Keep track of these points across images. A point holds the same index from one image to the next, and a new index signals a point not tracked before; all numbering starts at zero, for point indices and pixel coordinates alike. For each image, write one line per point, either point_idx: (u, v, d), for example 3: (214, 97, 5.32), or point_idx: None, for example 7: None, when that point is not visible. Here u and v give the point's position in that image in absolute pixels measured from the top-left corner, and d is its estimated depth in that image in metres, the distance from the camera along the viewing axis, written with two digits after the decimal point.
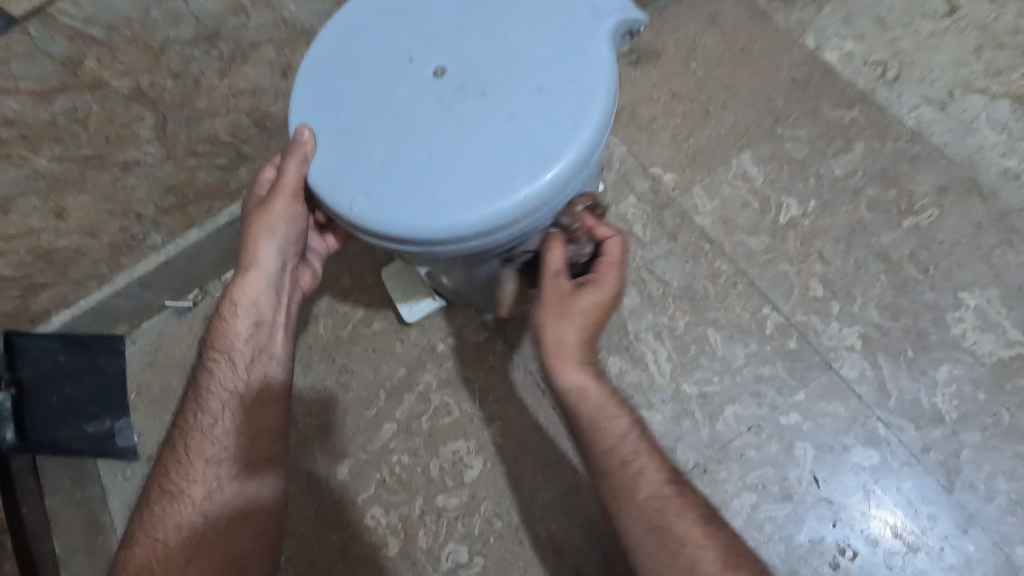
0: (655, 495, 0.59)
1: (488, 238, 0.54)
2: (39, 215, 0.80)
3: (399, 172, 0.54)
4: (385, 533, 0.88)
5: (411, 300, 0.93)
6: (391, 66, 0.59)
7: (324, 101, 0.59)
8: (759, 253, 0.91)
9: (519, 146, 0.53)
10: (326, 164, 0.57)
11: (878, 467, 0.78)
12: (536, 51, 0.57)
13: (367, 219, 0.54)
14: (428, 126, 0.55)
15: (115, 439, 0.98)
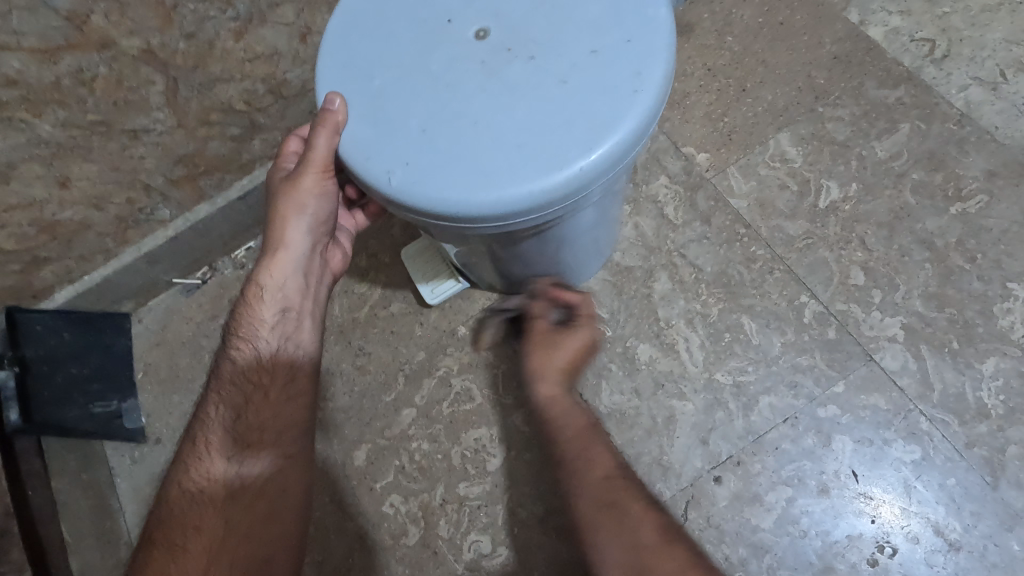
0: (604, 478, 0.57)
1: (539, 213, 0.50)
2: (42, 184, 0.76)
3: (438, 143, 0.50)
4: (404, 522, 0.85)
5: (432, 281, 0.89)
6: (429, 27, 0.54)
7: (356, 64, 0.54)
8: (798, 238, 0.87)
9: (573, 113, 0.49)
10: (358, 133, 0.52)
11: (920, 463, 0.75)
12: (587, 11, 0.52)
13: (407, 193, 0.50)
14: (472, 91, 0.51)
15: (122, 420, 0.95)
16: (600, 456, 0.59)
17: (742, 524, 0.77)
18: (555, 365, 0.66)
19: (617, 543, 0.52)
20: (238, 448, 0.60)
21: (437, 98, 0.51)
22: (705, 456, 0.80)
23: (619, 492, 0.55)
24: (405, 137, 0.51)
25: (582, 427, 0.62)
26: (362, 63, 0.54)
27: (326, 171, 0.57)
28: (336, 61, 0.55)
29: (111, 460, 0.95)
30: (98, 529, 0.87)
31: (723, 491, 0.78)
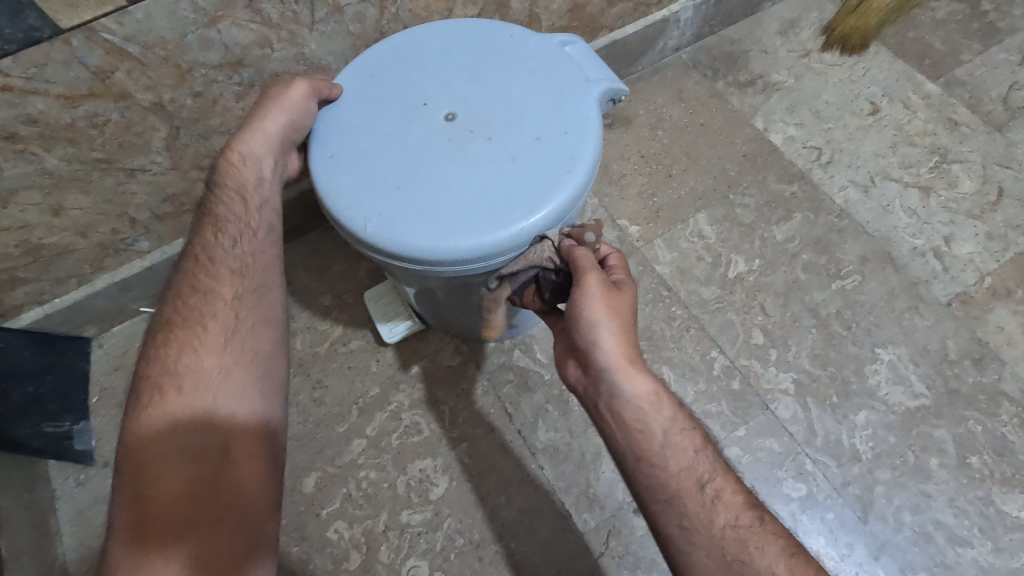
0: (733, 525, 0.54)
1: (485, 261, 0.62)
2: (37, 210, 0.82)
3: (410, 199, 0.62)
4: (346, 547, 0.90)
5: (390, 321, 0.99)
6: (407, 108, 0.67)
7: (345, 131, 0.66)
8: (711, 302, 1.02)
9: (519, 184, 0.62)
10: (341, 185, 0.63)
11: (806, 499, 0.88)
12: (535, 107, 0.66)
13: (379, 237, 0.61)
14: (440, 160, 0.63)
15: (72, 441, 0.97)
16: (691, 482, 0.55)
17: (656, 552, 0.87)
18: (620, 365, 0.57)
19: (718, 554, 0.53)
20: (179, 514, 0.55)
21: (412, 163, 0.63)
22: (626, 489, 0.90)
23: (725, 529, 0.54)
24: (383, 192, 0.62)
25: (669, 452, 0.56)
26: (351, 131, 0.66)
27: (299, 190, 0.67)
28: (329, 128, 0.67)
29: (54, 481, 0.96)
30: (35, 549, 0.87)
31: (641, 521, 0.88)
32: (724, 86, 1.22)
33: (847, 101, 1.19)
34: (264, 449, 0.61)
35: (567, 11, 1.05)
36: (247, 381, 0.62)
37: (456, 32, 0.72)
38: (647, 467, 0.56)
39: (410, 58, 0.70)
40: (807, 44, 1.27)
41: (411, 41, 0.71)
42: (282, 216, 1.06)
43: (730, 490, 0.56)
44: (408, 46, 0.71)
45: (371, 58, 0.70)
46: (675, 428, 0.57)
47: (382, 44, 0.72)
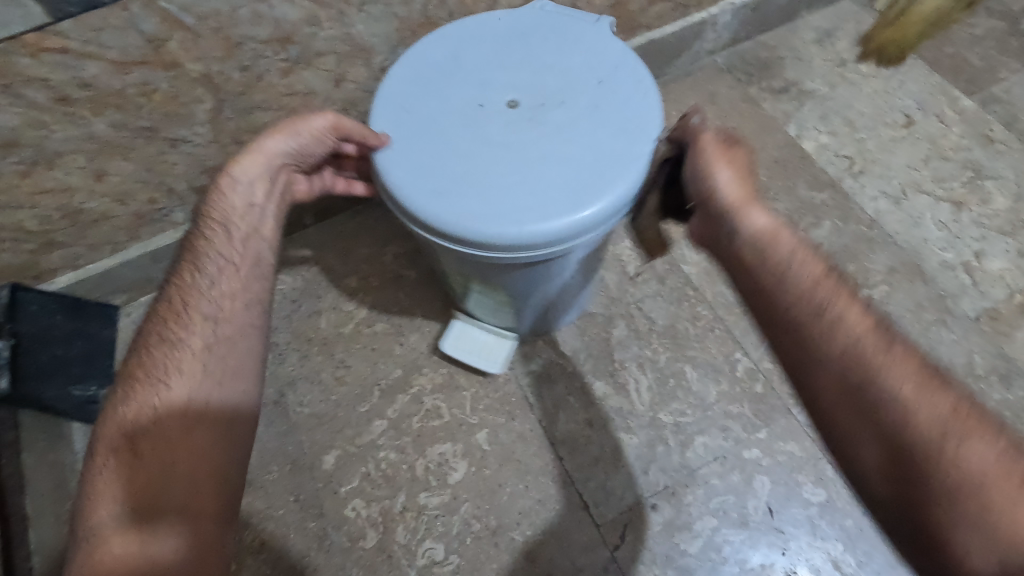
0: (867, 359, 0.47)
1: (563, 245, 0.62)
2: (79, 174, 0.84)
3: (535, 191, 0.61)
4: (363, 525, 0.90)
5: (486, 355, 0.95)
6: (463, 110, 0.66)
7: (404, 125, 0.66)
8: (736, 303, 1.02)
9: (590, 166, 0.63)
10: (454, 205, 0.61)
11: (825, 504, 0.87)
12: (590, 92, 0.67)
13: (456, 227, 0.61)
14: (536, 146, 0.64)
15: (98, 405, 0.97)
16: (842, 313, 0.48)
17: (672, 548, 0.86)
18: (736, 202, 0.54)
19: (844, 384, 0.47)
20: (151, 491, 0.55)
21: (513, 157, 0.63)
22: (644, 485, 0.90)
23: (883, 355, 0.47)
24: (506, 199, 0.61)
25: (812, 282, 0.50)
26: (413, 126, 0.66)
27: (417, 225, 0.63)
28: (397, 158, 0.64)
29: None
30: (57, 508, 0.88)
31: (658, 517, 0.88)
32: (758, 91, 1.22)
33: (882, 112, 1.19)
34: (237, 425, 0.61)
35: (608, 7, 1.05)
36: (223, 365, 0.62)
37: (451, 35, 0.72)
38: (786, 299, 0.50)
39: (458, 53, 0.71)
40: (844, 53, 1.27)
41: (412, 61, 0.70)
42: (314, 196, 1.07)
43: (892, 324, 0.48)
44: (417, 64, 0.70)
45: (391, 89, 0.69)
46: (815, 255, 0.51)
47: (388, 76, 0.70)
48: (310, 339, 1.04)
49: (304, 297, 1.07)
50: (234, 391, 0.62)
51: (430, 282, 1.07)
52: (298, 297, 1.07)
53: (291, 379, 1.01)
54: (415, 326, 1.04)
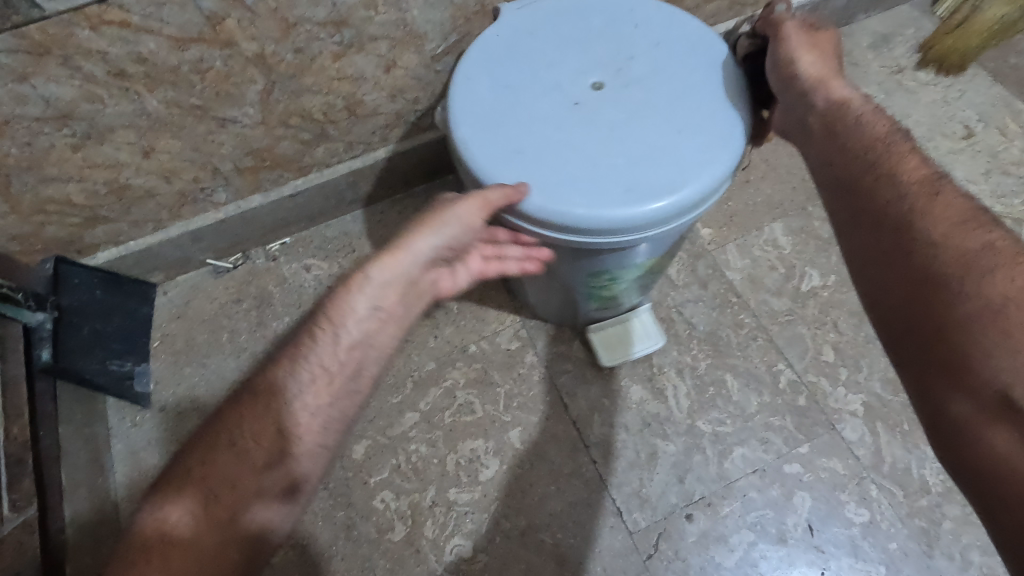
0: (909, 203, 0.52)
1: (670, 224, 0.62)
2: (129, 150, 0.84)
3: (705, 143, 0.62)
4: (392, 518, 0.89)
5: (638, 341, 0.94)
6: (565, 115, 0.64)
7: (490, 117, 0.64)
8: (781, 313, 0.99)
9: (689, 143, 0.62)
10: (655, 192, 0.60)
11: (868, 525, 0.85)
12: (672, 70, 0.67)
13: (565, 215, 0.60)
14: (666, 112, 0.64)
15: (133, 382, 0.98)
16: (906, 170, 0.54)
17: (706, 560, 0.84)
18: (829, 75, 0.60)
19: (882, 220, 0.53)
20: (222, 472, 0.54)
21: (654, 126, 0.63)
22: (680, 494, 0.88)
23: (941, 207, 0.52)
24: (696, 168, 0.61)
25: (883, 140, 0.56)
26: (500, 116, 0.64)
27: (641, 224, 0.61)
28: (507, 165, 0.62)
29: (110, 421, 0.97)
30: (90, 482, 0.89)
31: (693, 527, 0.86)
32: None
33: (940, 122, 1.15)
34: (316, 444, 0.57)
35: None
36: (321, 394, 0.57)
37: (472, 68, 0.68)
38: (844, 148, 0.57)
39: (528, 38, 0.69)
40: (901, 60, 1.23)
41: (467, 114, 0.65)
42: (355, 183, 1.06)
43: (946, 180, 0.53)
44: (475, 115, 0.65)
45: (479, 154, 0.63)
46: (880, 120, 0.57)
47: (465, 144, 0.64)
48: None
49: None
50: (323, 420, 0.57)
51: None
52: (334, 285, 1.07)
53: None
54: (450, 318, 1.02)
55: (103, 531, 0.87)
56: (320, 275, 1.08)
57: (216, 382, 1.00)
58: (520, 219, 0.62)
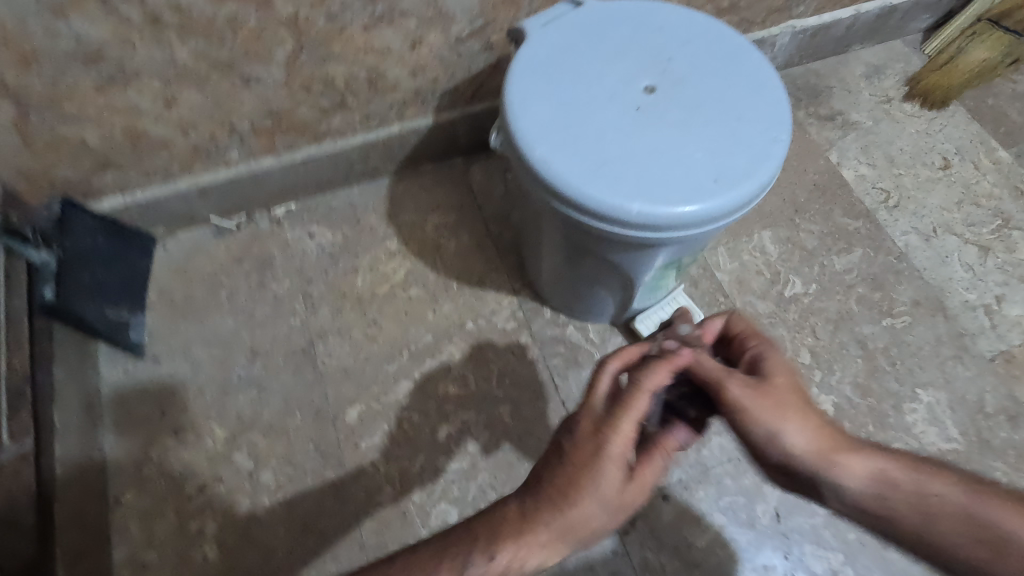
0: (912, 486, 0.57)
1: (734, 213, 0.67)
2: (152, 98, 0.84)
3: (766, 127, 0.68)
4: (381, 481, 0.91)
5: (685, 317, 0.99)
6: (633, 120, 0.68)
7: (552, 123, 0.68)
8: (764, 315, 1.05)
9: (743, 137, 0.67)
10: (723, 185, 0.65)
11: (831, 516, 0.90)
12: (711, 69, 0.72)
13: (643, 212, 0.64)
14: (722, 104, 0.69)
15: (127, 331, 0.98)
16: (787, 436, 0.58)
17: (679, 540, 0.89)
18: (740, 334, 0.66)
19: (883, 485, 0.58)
20: None
21: (714, 119, 0.68)
22: (658, 476, 0.93)
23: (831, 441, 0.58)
24: (768, 152, 0.67)
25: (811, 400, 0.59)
26: (561, 123, 0.68)
27: (742, 201, 0.66)
28: (579, 169, 0.65)
29: (101, 367, 0.97)
30: (80, 425, 0.89)
31: (669, 508, 0.91)
32: (805, 117, 1.26)
33: (922, 152, 1.23)
34: None
35: None
36: None
37: (528, 91, 0.70)
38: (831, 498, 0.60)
39: (570, 47, 0.73)
40: (890, 91, 1.31)
41: (541, 137, 0.67)
42: (367, 156, 1.08)
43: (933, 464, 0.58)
44: (546, 133, 0.67)
45: (567, 173, 0.65)
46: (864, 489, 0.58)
47: (549, 166, 0.66)
48: (344, 295, 1.05)
49: (343, 254, 1.08)
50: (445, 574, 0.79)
51: (469, 256, 1.09)
52: (337, 254, 1.08)
53: (322, 330, 1.02)
54: (449, 295, 1.05)
55: (89, 474, 0.87)
56: (323, 243, 1.09)
57: (212, 338, 1.01)
58: (619, 225, 0.66)
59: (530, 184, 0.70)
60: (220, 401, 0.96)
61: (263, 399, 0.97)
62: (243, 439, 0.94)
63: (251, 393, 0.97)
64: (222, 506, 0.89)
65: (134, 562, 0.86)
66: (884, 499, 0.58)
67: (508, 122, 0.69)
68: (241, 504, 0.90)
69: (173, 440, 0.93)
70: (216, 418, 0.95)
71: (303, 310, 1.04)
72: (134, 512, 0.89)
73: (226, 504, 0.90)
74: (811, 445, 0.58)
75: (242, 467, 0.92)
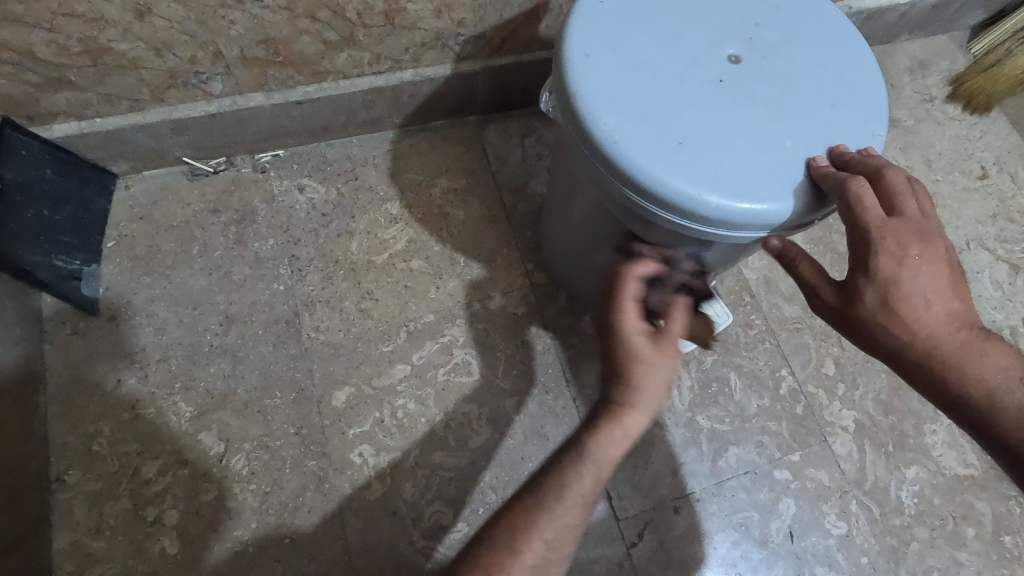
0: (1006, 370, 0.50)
1: (817, 216, 0.58)
2: (120, 6, 0.69)
3: (863, 119, 0.59)
4: (369, 474, 0.82)
5: None
6: (714, 93, 0.58)
7: (620, 87, 0.57)
8: (790, 319, 0.98)
9: (837, 127, 0.58)
10: (813, 182, 0.55)
11: (844, 538, 0.86)
12: (803, 44, 0.62)
13: (720, 207, 0.54)
14: (815, 86, 0.59)
15: (79, 284, 0.84)
16: (940, 309, 0.50)
17: (689, 555, 0.83)
18: (902, 182, 0.53)
19: (980, 351, 0.50)
20: None
21: (806, 102, 0.59)
22: (671, 486, 0.86)
23: (979, 336, 0.51)
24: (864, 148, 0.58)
25: (966, 289, 0.52)
26: (630, 88, 0.57)
27: (830, 201, 0.56)
28: (650, 146, 0.55)
29: (45, 325, 0.83)
30: (19, 394, 0.76)
31: (680, 521, 0.85)
32: None
33: (961, 159, 1.17)
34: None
35: None
36: None
37: (593, 47, 0.59)
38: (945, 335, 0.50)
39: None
40: (933, 89, 1.23)
41: (606, 104, 0.56)
42: (372, 103, 0.95)
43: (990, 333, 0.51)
44: (613, 99, 0.57)
45: (635, 151, 0.55)
46: (964, 334, 0.51)
47: (614, 139, 0.55)
48: (336, 261, 0.93)
49: (337, 214, 0.96)
50: None
51: (479, 228, 0.97)
52: (330, 213, 0.96)
53: (309, 299, 0.90)
54: (455, 271, 0.94)
55: (27, 450, 0.75)
56: (314, 199, 0.96)
57: (179, 299, 0.88)
58: (690, 219, 0.56)
59: (584, 159, 0.59)
60: (187, 372, 0.84)
61: (238, 374, 0.85)
62: (212, 418, 0.82)
63: (224, 366, 0.85)
64: (186, 493, 0.79)
65: (78, 551, 0.75)
66: (964, 344, 0.50)
67: (566, 82, 0.58)
68: (208, 492, 0.79)
69: (129, 414, 0.81)
70: (181, 392, 0.83)
71: (288, 274, 0.91)
72: (81, 494, 0.77)
73: (190, 490, 0.79)
74: (943, 315, 0.50)
75: (210, 450, 0.81)
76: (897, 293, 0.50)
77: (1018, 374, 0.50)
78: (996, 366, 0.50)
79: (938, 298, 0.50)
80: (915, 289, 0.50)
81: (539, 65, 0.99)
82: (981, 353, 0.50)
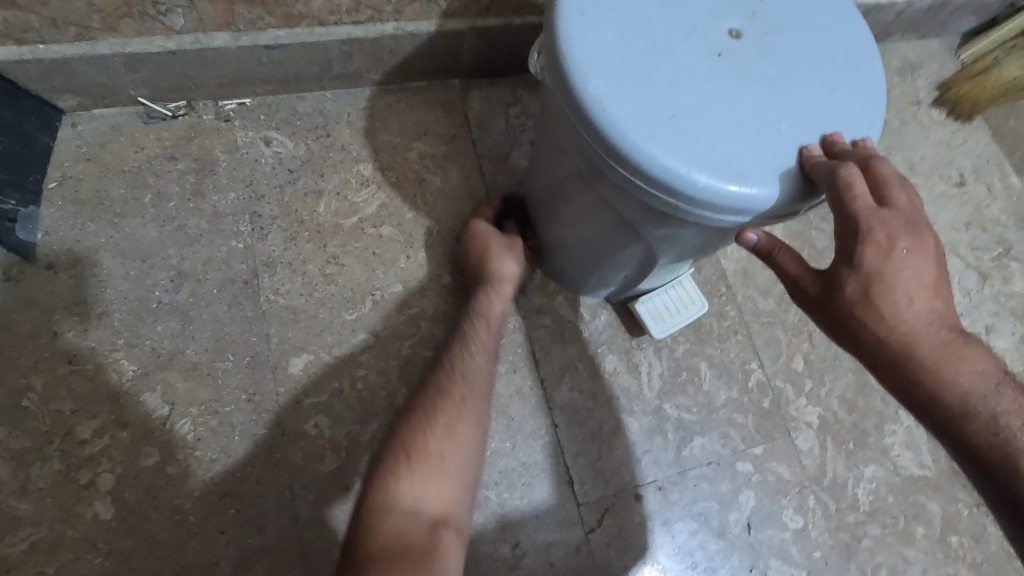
0: (982, 375, 0.49)
1: (803, 207, 0.55)
2: None
3: (861, 108, 0.56)
4: (323, 446, 0.78)
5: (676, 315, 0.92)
6: (713, 67, 0.55)
7: (615, 51, 0.54)
8: (764, 313, 0.97)
9: (835, 114, 0.55)
10: (806, 168, 0.53)
11: (799, 532, 0.87)
12: (807, 24, 0.59)
13: (708, 186, 0.51)
14: (816, 69, 0.57)
15: (13, 228, 0.77)
16: (923, 307, 0.48)
17: (647, 542, 0.83)
18: (896, 173, 0.51)
19: (961, 355, 0.49)
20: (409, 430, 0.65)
21: (804, 84, 0.56)
22: (634, 473, 0.85)
23: (960, 338, 0.49)
24: (859, 138, 0.55)
25: (949, 290, 0.50)
26: (625, 53, 0.54)
27: (821, 193, 0.54)
28: (640, 116, 0.52)
29: None
30: None
31: (640, 509, 0.84)
32: None
33: (942, 164, 1.17)
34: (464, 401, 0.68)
35: None
36: (465, 406, 0.67)
37: (590, 6, 0.55)
38: (928, 334, 0.48)
39: None
40: (920, 93, 1.22)
41: (598, 68, 0.53)
42: (349, 55, 0.89)
43: (970, 339, 0.50)
44: (606, 64, 0.53)
45: (625, 120, 0.51)
46: (945, 336, 0.49)
47: (604, 105, 0.52)
48: (302, 221, 0.87)
49: (305, 171, 0.90)
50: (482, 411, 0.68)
51: (455, 198, 0.93)
52: (298, 169, 0.90)
53: (270, 260, 0.85)
54: (427, 240, 0.90)
55: None
56: (281, 154, 0.90)
57: (128, 250, 0.81)
58: (675, 197, 0.53)
59: (571, 127, 0.56)
60: (132, 328, 0.79)
61: (187, 334, 0.80)
62: (158, 378, 0.77)
63: (174, 324, 0.80)
64: (124, 457, 0.74)
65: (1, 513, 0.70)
66: (946, 346, 0.49)
67: (558, 42, 0.54)
68: (148, 457, 0.74)
69: (65, 368, 0.76)
70: (124, 348, 0.78)
71: (249, 232, 0.86)
72: (5, 453, 0.72)
73: (129, 453, 0.74)
74: (926, 313, 0.48)
75: (153, 412, 0.76)
76: (880, 286, 0.48)
77: (994, 382, 0.49)
78: (974, 369, 0.49)
79: (923, 296, 0.48)
80: (898, 282, 0.48)
81: (529, 31, 0.94)
82: (960, 355, 0.49)
